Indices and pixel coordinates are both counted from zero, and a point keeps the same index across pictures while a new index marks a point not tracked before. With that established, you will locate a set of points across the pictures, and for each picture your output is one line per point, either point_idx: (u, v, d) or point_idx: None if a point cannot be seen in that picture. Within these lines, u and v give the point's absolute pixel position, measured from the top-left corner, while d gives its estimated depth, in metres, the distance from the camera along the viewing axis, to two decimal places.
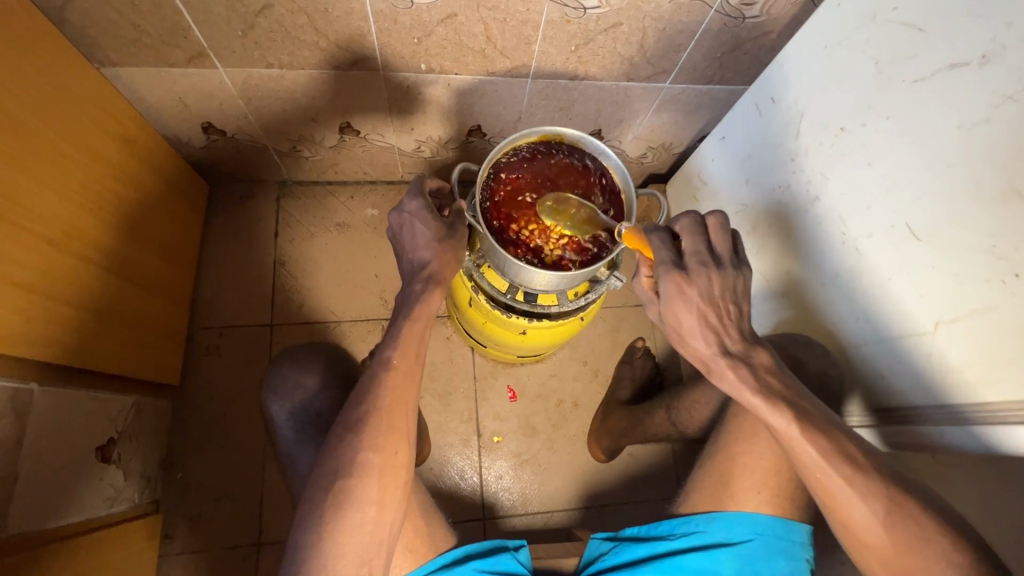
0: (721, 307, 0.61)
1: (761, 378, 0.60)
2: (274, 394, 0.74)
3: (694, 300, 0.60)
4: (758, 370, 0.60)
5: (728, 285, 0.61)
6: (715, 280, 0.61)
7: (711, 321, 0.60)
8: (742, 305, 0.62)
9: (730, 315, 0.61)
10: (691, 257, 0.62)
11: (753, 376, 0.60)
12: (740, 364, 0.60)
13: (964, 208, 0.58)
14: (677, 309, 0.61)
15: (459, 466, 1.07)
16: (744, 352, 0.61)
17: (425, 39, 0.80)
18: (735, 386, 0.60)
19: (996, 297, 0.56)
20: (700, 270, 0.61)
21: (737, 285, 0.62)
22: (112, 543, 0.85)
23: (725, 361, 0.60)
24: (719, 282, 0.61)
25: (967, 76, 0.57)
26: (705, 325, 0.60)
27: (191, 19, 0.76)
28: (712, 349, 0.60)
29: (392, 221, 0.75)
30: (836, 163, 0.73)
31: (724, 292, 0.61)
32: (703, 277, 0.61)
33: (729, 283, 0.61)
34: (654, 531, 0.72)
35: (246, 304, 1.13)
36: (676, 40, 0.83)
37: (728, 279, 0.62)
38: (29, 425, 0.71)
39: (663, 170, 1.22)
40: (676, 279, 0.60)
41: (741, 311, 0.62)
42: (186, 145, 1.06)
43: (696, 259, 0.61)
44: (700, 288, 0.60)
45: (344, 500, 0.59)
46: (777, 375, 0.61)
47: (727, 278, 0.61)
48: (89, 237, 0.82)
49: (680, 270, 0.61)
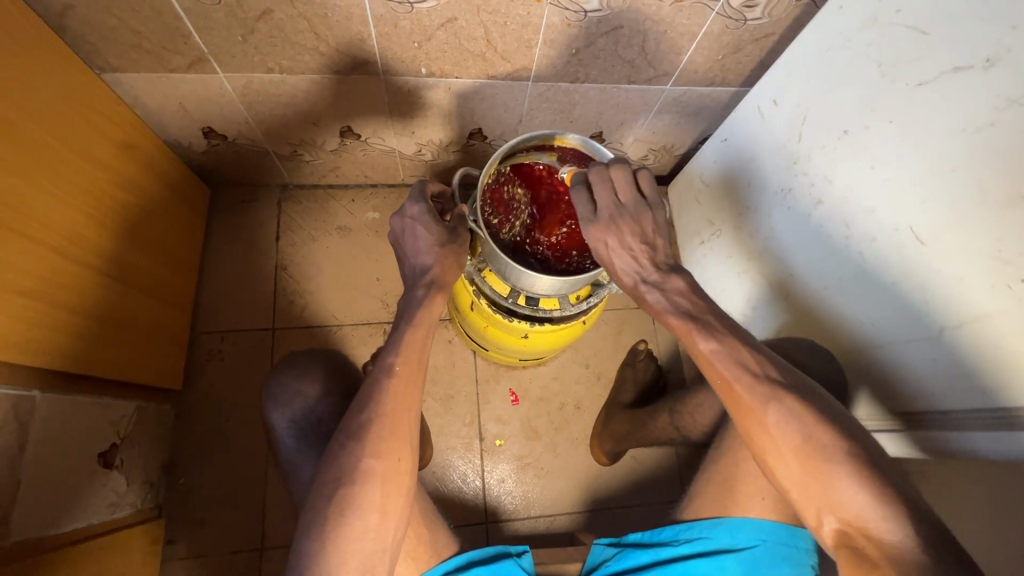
0: (635, 247, 0.70)
1: (671, 300, 0.68)
2: (274, 402, 0.74)
3: (610, 243, 0.69)
4: (670, 293, 0.68)
5: (637, 229, 0.70)
6: (623, 228, 0.69)
7: (628, 260, 0.70)
8: (654, 240, 0.71)
9: (644, 250, 0.70)
10: (603, 208, 0.69)
11: (664, 298, 0.68)
12: (654, 290, 0.69)
13: (969, 213, 0.57)
14: (601, 248, 0.70)
15: (462, 470, 1.07)
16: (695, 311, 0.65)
17: (426, 43, 0.80)
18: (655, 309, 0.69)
19: (1001, 302, 0.55)
20: (609, 219, 0.69)
21: (643, 226, 0.70)
22: (115, 548, 0.85)
23: (643, 288, 0.70)
24: (625, 225, 0.69)
25: (972, 80, 0.56)
26: (623, 260, 0.70)
27: (191, 25, 0.76)
28: (632, 279, 0.71)
29: (394, 225, 0.75)
30: (839, 167, 0.73)
31: (635, 235, 0.70)
32: (613, 226, 0.69)
33: (636, 227, 0.70)
34: (656, 537, 0.72)
35: (248, 308, 1.13)
36: (677, 43, 0.82)
37: (636, 223, 0.70)
38: (31, 432, 0.71)
39: (665, 172, 1.22)
40: (591, 228, 0.69)
41: (652, 247, 0.71)
42: (187, 149, 1.06)
43: (606, 212, 0.69)
44: (613, 236, 0.69)
45: (347, 507, 0.59)
46: (692, 296, 0.68)
47: (634, 222, 0.70)
48: (90, 243, 0.82)
49: (593, 222, 0.69)
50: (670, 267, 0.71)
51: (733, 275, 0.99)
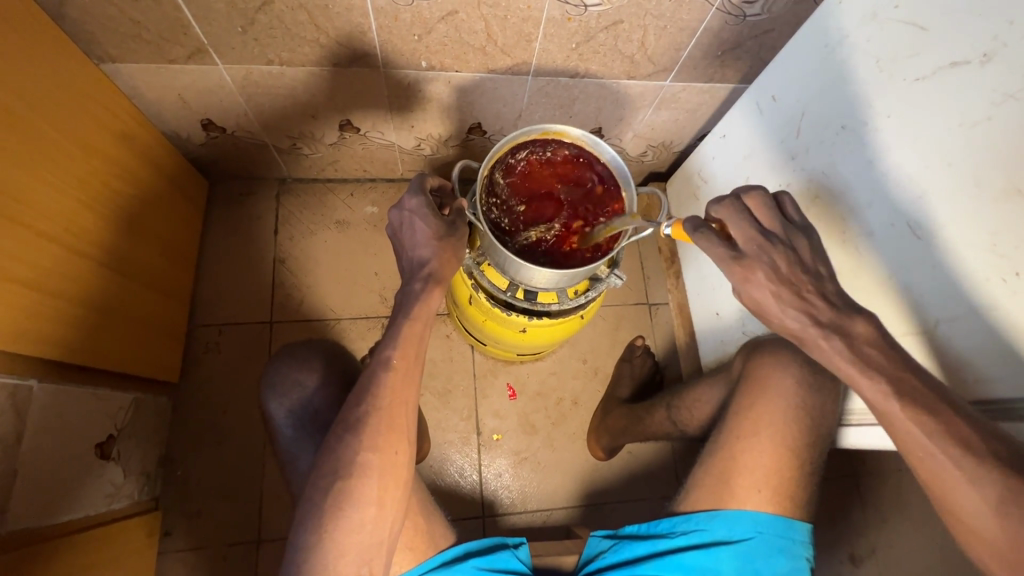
0: (797, 282, 0.57)
1: (857, 348, 0.54)
2: (272, 393, 0.74)
3: (764, 282, 0.57)
4: (857, 342, 0.54)
5: (795, 261, 0.58)
6: (779, 259, 0.58)
7: (793, 299, 0.56)
8: (818, 272, 0.58)
9: (810, 286, 0.57)
10: (748, 240, 0.59)
11: (848, 347, 0.54)
12: (833, 334, 0.55)
13: (966, 206, 0.58)
14: (756, 294, 0.58)
15: (459, 464, 1.07)
16: (835, 322, 0.55)
17: (426, 36, 0.80)
18: (829, 358, 0.55)
19: (996, 295, 0.56)
20: (758, 252, 0.58)
21: (802, 256, 0.58)
22: (111, 540, 0.85)
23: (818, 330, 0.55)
24: (783, 259, 0.58)
25: (969, 74, 0.57)
26: (787, 304, 0.56)
27: (191, 15, 0.75)
28: (801, 320, 0.56)
29: (393, 218, 0.75)
30: (836, 162, 0.73)
31: (793, 265, 0.57)
32: (763, 258, 0.58)
33: (794, 257, 0.58)
34: (653, 529, 0.72)
35: (245, 301, 1.12)
36: (677, 38, 0.83)
37: (792, 253, 0.58)
38: (28, 421, 0.71)
39: (663, 168, 1.22)
40: (739, 266, 0.58)
41: (818, 280, 0.57)
42: (185, 141, 1.05)
43: (753, 243, 0.59)
44: (766, 271, 0.57)
45: (344, 500, 0.59)
46: (879, 344, 0.54)
47: (789, 251, 0.58)
48: (88, 233, 0.82)
49: (739, 256, 0.58)
50: (848, 304, 0.57)
51: None
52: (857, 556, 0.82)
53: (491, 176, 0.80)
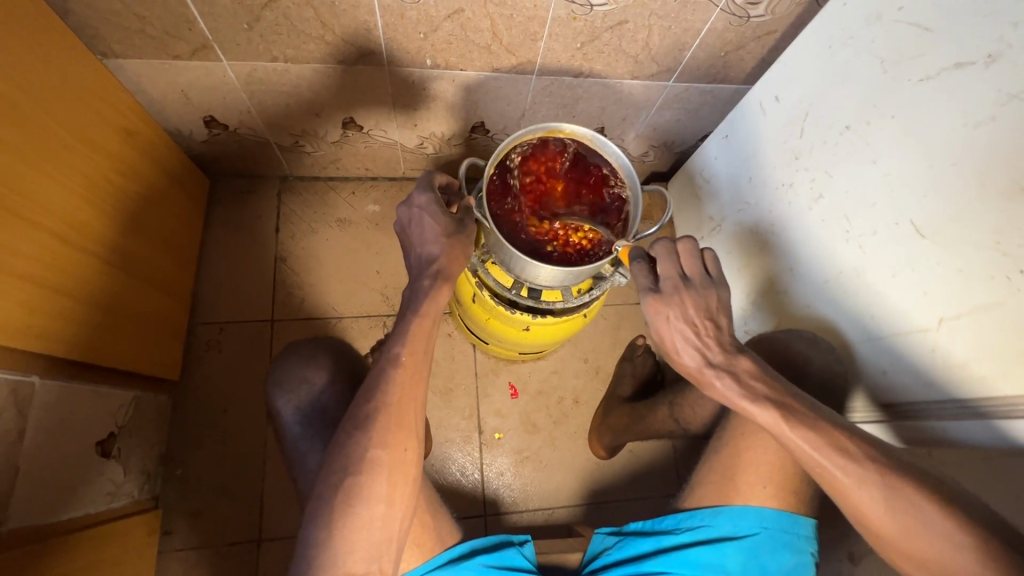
0: (699, 324, 0.66)
1: (745, 385, 0.63)
2: (279, 390, 0.74)
3: (671, 320, 0.67)
4: (742, 377, 0.64)
5: (701, 304, 0.67)
6: (687, 302, 0.67)
7: (691, 339, 0.66)
8: (720, 318, 0.67)
9: (708, 329, 0.67)
10: (667, 282, 0.68)
11: (737, 383, 0.64)
12: (723, 374, 0.65)
13: (969, 205, 0.58)
14: (663, 329, 0.68)
15: (461, 462, 1.07)
16: (726, 363, 0.65)
17: (431, 34, 0.81)
18: (723, 395, 0.64)
19: (999, 293, 0.57)
20: (676, 293, 0.67)
21: (711, 304, 0.67)
22: (112, 539, 0.84)
23: (710, 372, 0.65)
24: (690, 301, 0.67)
25: (973, 75, 0.57)
26: (686, 341, 0.66)
27: (196, 10, 0.75)
28: (698, 361, 0.66)
29: (401, 214, 0.75)
30: (839, 162, 0.74)
31: (700, 311, 0.67)
32: (676, 298, 0.67)
33: (702, 303, 0.67)
34: (658, 526, 0.73)
35: (247, 299, 1.12)
36: (681, 38, 0.83)
37: (702, 298, 0.67)
38: (29, 419, 0.70)
39: (664, 169, 1.23)
40: (652, 298, 0.68)
41: (718, 326, 0.67)
42: (187, 139, 1.05)
43: (670, 283, 0.68)
44: (675, 309, 0.67)
45: (354, 497, 0.59)
46: (762, 378, 0.64)
47: (700, 298, 0.67)
48: (90, 230, 0.81)
49: (654, 290, 0.68)
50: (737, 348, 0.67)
51: (733, 272, 1.00)
52: (857, 554, 0.82)
53: (496, 171, 0.80)
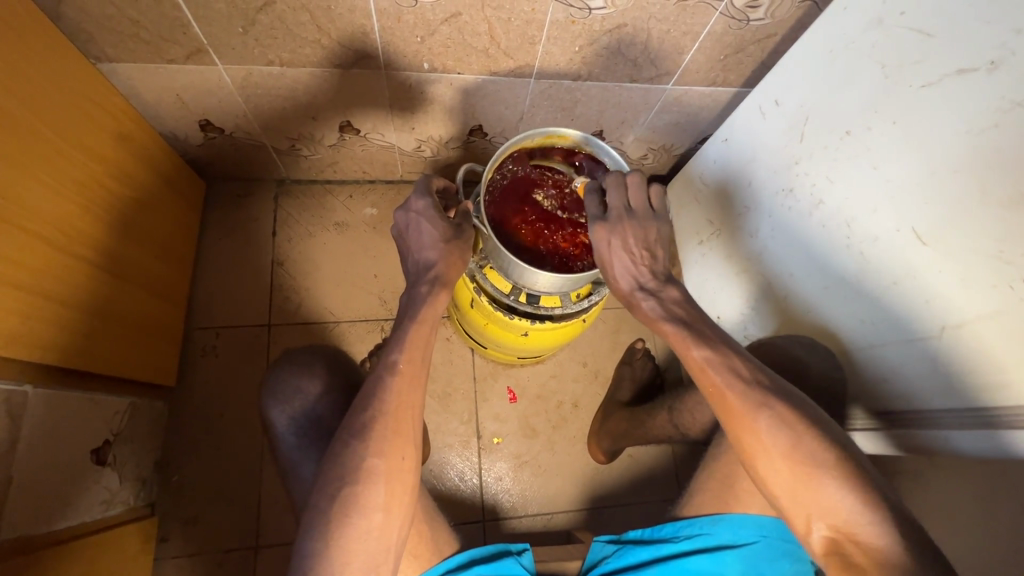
0: (635, 253, 0.68)
1: (667, 308, 0.67)
2: (274, 398, 0.73)
3: (613, 244, 0.68)
4: (666, 302, 0.68)
5: (640, 235, 0.69)
6: (628, 231, 0.68)
7: (628, 265, 0.69)
8: (656, 249, 0.70)
9: (644, 258, 0.69)
10: (612, 211, 0.69)
11: (660, 306, 0.68)
12: (650, 297, 0.68)
13: (971, 213, 0.58)
14: (602, 252, 0.69)
15: (459, 467, 1.06)
16: (656, 288, 0.69)
17: (428, 38, 0.80)
18: (648, 317, 0.68)
19: (1002, 302, 0.56)
20: (617, 221, 0.68)
21: (649, 234, 0.69)
22: (107, 547, 0.83)
23: (640, 296, 0.69)
24: (631, 230, 0.68)
25: (975, 82, 0.57)
26: (623, 266, 0.69)
27: (191, 15, 0.74)
28: (631, 284, 0.69)
29: (399, 219, 0.74)
30: (840, 167, 0.74)
31: (639, 240, 0.68)
32: (619, 226, 0.68)
33: (641, 232, 0.68)
34: (657, 534, 0.72)
35: (243, 303, 1.11)
36: (680, 42, 0.83)
37: (642, 229, 0.69)
38: (21, 428, 0.70)
39: (663, 171, 1.22)
40: (596, 226, 0.68)
41: (654, 255, 0.70)
42: (182, 142, 1.04)
43: (616, 213, 0.68)
44: (617, 236, 0.68)
45: (351, 506, 0.59)
46: (685, 305, 0.68)
47: (640, 227, 0.69)
48: (84, 237, 0.80)
49: (600, 219, 0.68)
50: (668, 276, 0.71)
51: (732, 276, 1.00)
52: None
53: (494, 177, 0.79)
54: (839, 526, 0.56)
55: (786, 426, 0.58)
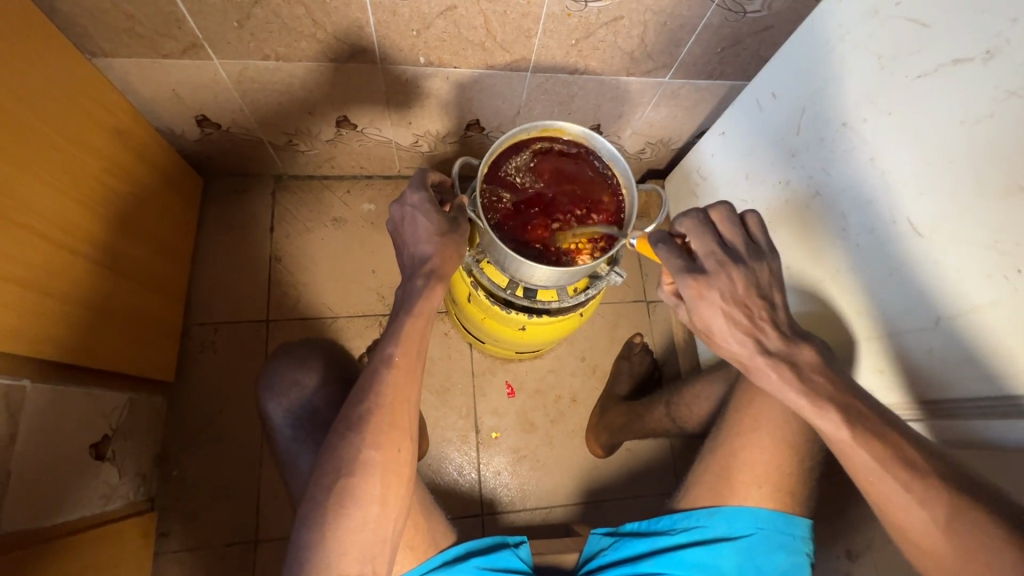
0: (751, 305, 0.58)
1: (809, 378, 0.57)
2: (271, 392, 0.74)
3: (717, 301, 0.58)
4: (805, 370, 0.58)
5: (750, 281, 0.59)
6: (736, 279, 0.58)
7: (740, 321, 0.58)
8: (772, 296, 0.60)
9: (761, 310, 0.59)
10: (709, 255, 0.60)
11: (799, 377, 0.58)
12: (784, 363, 0.58)
13: (967, 203, 0.58)
14: (703, 312, 0.59)
15: (458, 461, 1.07)
16: (786, 351, 0.58)
17: (424, 32, 0.80)
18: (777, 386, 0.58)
19: (998, 293, 0.56)
20: (718, 269, 0.59)
21: (760, 279, 0.59)
22: (107, 541, 0.84)
23: (764, 359, 0.58)
24: (742, 280, 0.58)
25: (971, 71, 0.57)
26: (734, 325, 0.58)
27: (185, 9, 0.74)
28: (750, 348, 0.59)
29: (394, 213, 0.74)
30: (837, 159, 0.73)
31: (750, 288, 0.59)
32: (723, 276, 0.59)
33: (752, 279, 0.59)
34: (654, 526, 0.72)
35: (241, 299, 1.12)
36: (676, 34, 0.82)
37: (751, 276, 0.59)
38: (20, 422, 0.70)
39: (661, 166, 1.22)
40: (694, 282, 0.58)
41: (770, 304, 0.59)
42: (179, 138, 1.04)
43: (714, 260, 0.59)
44: (721, 289, 0.58)
45: (347, 499, 0.59)
46: (824, 371, 0.58)
47: (748, 273, 0.59)
48: (81, 232, 0.80)
49: (697, 273, 0.58)
50: (796, 332, 0.60)
51: None
52: (853, 551, 0.82)
53: (490, 171, 0.79)
54: None
55: None
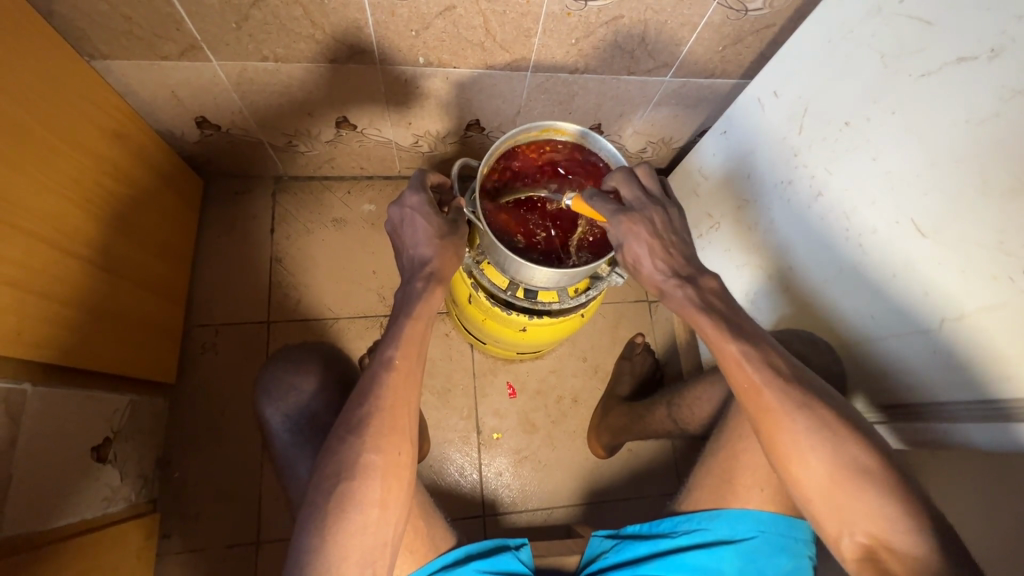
0: (664, 238, 0.65)
1: (705, 299, 0.63)
2: (268, 397, 0.73)
3: (642, 234, 0.64)
4: (704, 292, 0.64)
5: (665, 221, 0.66)
6: (654, 215, 0.65)
7: (657, 251, 0.65)
8: (679, 235, 0.67)
9: (670, 244, 0.66)
10: (632, 199, 0.67)
11: (697, 297, 0.63)
12: (686, 287, 0.64)
13: (971, 203, 0.57)
14: (631, 244, 0.65)
15: (459, 463, 1.06)
16: (689, 276, 0.65)
17: (423, 32, 0.79)
18: (683, 307, 0.63)
19: (1003, 294, 0.55)
20: (640, 208, 0.66)
21: (672, 220, 0.67)
22: (109, 543, 0.84)
23: (674, 285, 0.64)
24: (657, 212, 0.66)
25: (975, 70, 0.56)
26: (653, 254, 0.65)
27: (183, 10, 0.74)
28: (663, 273, 0.65)
29: (393, 215, 0.73)
30: (839, 159, 0.73)
31: (663, 225, 0.66)
32: (645, 213, 0.65)
33: (665, 218, 0.66)
34: (655, 529, 0.72)
35: (242, 300, 1.11)
36: (678, 33, 0.82)
37: (665, 216, 0.67)
38: (21, 426, 0.70)
39: (663, 165, 1.21)
40: (625, 217, 0.64)
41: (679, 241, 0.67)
42: (179, 139, 1.04)
43: (636, 201, 0.66)
44: (644, 224, 0.64)
45: (346, 503, 0.59)
46: (722, 297, 0.64)
47: (663, 213, 0.66)
48: (80, 234, 0.80)
49: (627, 210, 0.64)
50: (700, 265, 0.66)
51: (731, 269, 0.99)
52: None
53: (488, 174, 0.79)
54: (848, 525, 0.56)
55: (782, 426, 0.58)
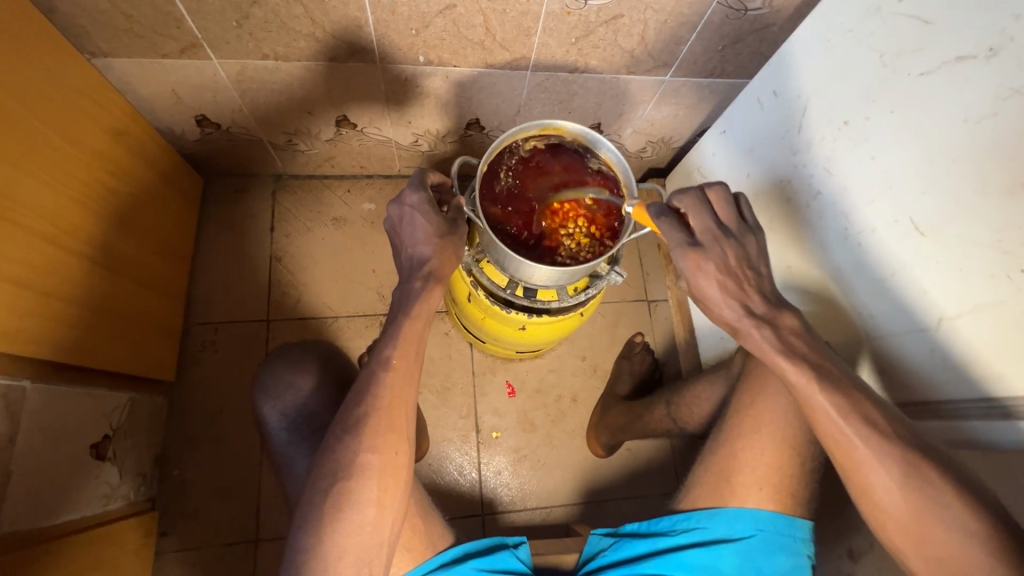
0: (739, 273, 0.61)
1: (784, 340, 0.59)
2: (266, 396, 0.73)
3: (712, 272, 0.60)
4: (783, 332, 0.60)
5: (741, 253, 0.62)
6: (728, 251, 0.61)
7: (732, 288, 0.61)
8: (759, 268, 0.63)
9: (749, 279, 0.61)
10: (703, 232, 0.63)
11: (777, 337, 0.59)
12: (764, 326, 0.60)
13: (970, 202, 0.57)
14: (698, 282, 0.61)
15: (458, 462, 1.06)
16: (768, 314, 0.61)
17: (423, 31, 0.79)
18: (760, 347, 0.60)
19: (1000, 293, 0.55)
20: (713, 242, 0.62)
21: (749, 251, 0.63)
22: (108, 541, 0.84)
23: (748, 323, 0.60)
24: (733, 250, 0.62)
25: (973, 69, 0.56)
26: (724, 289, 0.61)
27: (183, 8, 0.74)
28: (738, 311, 0.60)
29: (392, 213, 0.73)
30: (838, 158, 0.73)
31: (739, 259, 0.62)
32: (716, 249, 0.61)
33: (741, 251, 0.62)
34: (654, 527, 0.72)
35: (242, 299, 1.12)
36: (677, 33, 0.82)
37: (741, 247, 0.62)
38: (20, 422, 0.70)
39: (663, 164, 1.22)
40: (691, 253, 0.61)
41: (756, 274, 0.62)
42: (179, 138, 1.04)
43: (708, 234, 0.62)
44: (716, 261, 0.61)
45: (344, 502, 0.59)
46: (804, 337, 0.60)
47: (739, 246, 0.62)
48: (80, 232, 0.80)
49: (695, 245, 0.61)
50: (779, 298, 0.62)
51: None
52: (855, 551, 0.81)
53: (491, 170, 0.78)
54: None
55: None
